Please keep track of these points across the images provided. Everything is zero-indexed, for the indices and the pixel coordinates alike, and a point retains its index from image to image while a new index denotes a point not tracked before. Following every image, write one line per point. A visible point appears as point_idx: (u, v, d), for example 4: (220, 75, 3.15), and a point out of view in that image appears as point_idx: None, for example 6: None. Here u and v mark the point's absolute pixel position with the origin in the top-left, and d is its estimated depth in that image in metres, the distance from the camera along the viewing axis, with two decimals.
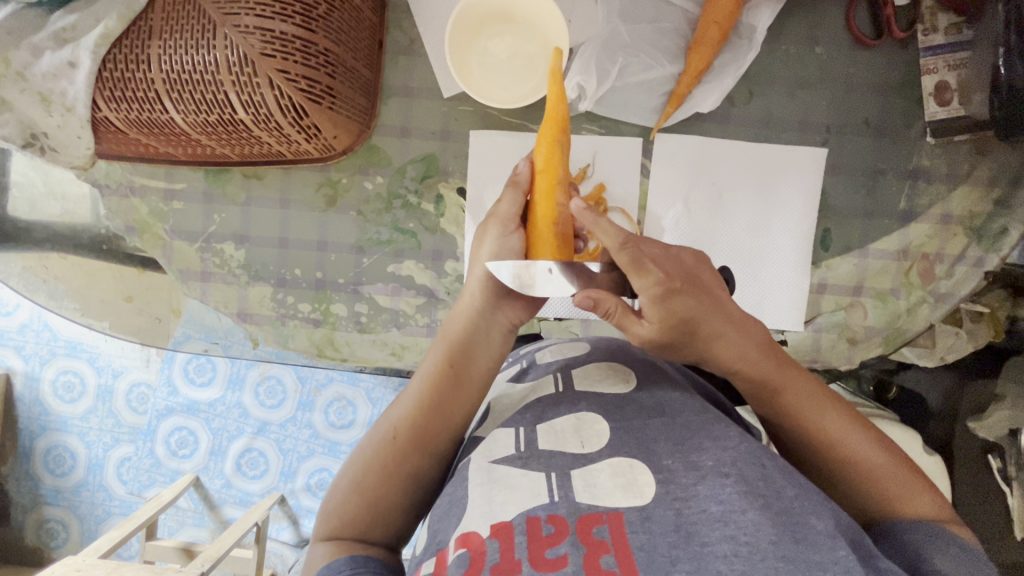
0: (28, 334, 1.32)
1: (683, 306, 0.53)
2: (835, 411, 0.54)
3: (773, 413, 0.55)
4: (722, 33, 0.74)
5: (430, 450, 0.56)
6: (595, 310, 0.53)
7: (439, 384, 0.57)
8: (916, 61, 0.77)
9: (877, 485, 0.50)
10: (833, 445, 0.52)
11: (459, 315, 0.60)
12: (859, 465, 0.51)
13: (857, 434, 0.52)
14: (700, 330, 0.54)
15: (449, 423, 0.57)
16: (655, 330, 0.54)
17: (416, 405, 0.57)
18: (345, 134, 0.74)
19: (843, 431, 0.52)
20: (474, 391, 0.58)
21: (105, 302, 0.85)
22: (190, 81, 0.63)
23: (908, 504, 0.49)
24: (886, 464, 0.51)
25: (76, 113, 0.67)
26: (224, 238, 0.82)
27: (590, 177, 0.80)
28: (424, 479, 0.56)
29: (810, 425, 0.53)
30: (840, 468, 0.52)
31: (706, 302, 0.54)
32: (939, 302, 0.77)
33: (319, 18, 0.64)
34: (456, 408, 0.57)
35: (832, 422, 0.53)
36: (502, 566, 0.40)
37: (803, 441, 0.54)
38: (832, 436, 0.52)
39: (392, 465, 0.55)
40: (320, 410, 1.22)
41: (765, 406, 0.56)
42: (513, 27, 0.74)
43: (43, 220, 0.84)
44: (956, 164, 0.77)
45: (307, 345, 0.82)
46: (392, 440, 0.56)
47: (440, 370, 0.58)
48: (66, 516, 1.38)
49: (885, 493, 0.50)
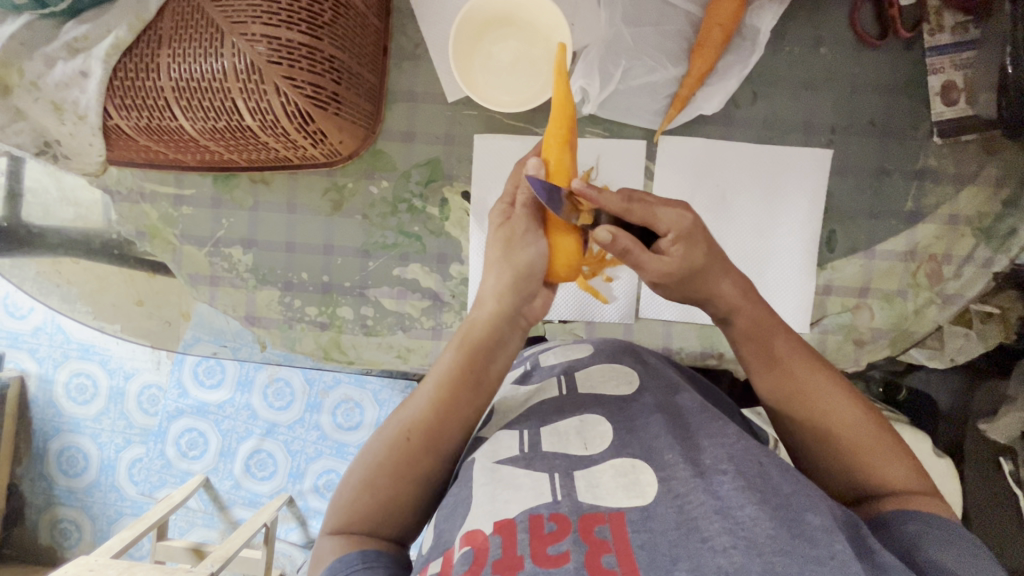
0: (42, 337, 1.34)
1: (696, 255, 0.55)
2: (819, 369, 0.53)
3: (757, 364, 0.55)
4: (725, 36, 0.73)
5: (442, 449, 0.56)
6: (611, 245, 0.54)
7: (455, 387, 0.56)
8: (922, 60, 0.77)
9: (853, 444, 0.51)
10: (818, 401, 0.52)
11: (478, 320, 0.59)
12: (836, 424, 0.51)
13: (839, 394, 0.52)
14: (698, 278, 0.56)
15: (461, 421, 0.57)
16: (670, 266, 0.55)
17: (433, 408, 0.56)
18: (350, 138, 0.75)
19: (825, 389, 0.52)
20: (489, 393, 0.58)
21: (116, 306, 0.86)
22: (198, 88, 0.64)
23: (881, 469, 0.50)
24: (864, 427, 0.51)
25: (88, 121, 0.68)
26: (233, 242, 0.83)
27: (594, 180, 0.80)
28: (436, 474, 0.56)
29: (792, 379, 0.53)
30: (819, 429, 0.52)
31: (715, 251, 0.57)
32: (947, 303, 0.77)
33: (325, 25, 0.64)
34: (471, 406, 0.57)
35: (814, 380, 0.53)
36: (504, 562, 0.41)
37: (780, 395, 0.54)
38: (814, 393, 0.52)
39: (405, 466, 0.54)
40: (327, 412, 1.24)
41: (754, 354, 0.56)
42: (516, 32, 0.75)
43: (57, 225, 0.85)
44: (964, 164, 0.77)
45: (314, 348, 0.83)
46: (407, 442, 0.55)
47: (458, 373, 0.57)
48: (79, 517, 1.40)
49: (861, 454, 0.50)
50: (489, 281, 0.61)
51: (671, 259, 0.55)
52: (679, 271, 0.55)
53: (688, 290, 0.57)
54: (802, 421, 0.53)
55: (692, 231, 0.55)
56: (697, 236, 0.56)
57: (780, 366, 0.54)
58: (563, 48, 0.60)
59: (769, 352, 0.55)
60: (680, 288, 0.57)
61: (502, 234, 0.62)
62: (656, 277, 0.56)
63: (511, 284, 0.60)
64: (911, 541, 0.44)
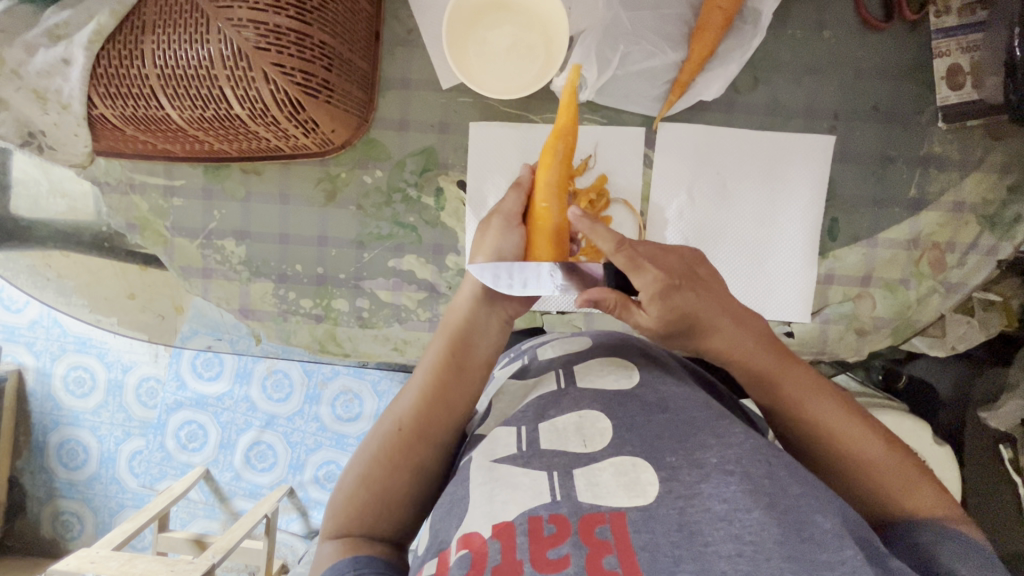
0: (38, 330, 1.33)
1: (683, 301, 0.54)
2: (836, 405, 0.53)
3: (771, 402, 0.55)
4: (726, 19, 0.72)
5: (435, 438, 0.57)
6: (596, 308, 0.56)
7: (442, 373, 0.59)
8: (928, 43, 0.75)
9: (875, 475, 0.50)
10: (832, 434, 0.52)
11: (457, 309, 0.63)
12: (857, 456, 0.51)
13: (854, 424, 0.52)
14: (694, 327, 0.55)
15: (451, 408, 0.58)
16: (655, 321, 0.55)
17: (421, 396, 0.58)
18: (343, 127, 0.73)
19: (845, 427, 0.52)
20: (476, 378, 0.60)
21: (109, 299, 0.85)
22: (184, 76, 0.62)
23: (910, 501, 0.49)
24: (874, 451, 0.51)
25: (72, 111, 0.67)
26: (225, 235, 0.81)
27: (591, 169, 0.79)
28: (432, 462, 0.57)
29: (809, 422, 0.53)
30: (842, 456, 0.51)
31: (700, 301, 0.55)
32: (950, 292, 0.76)
33: (314, 10, 0.63)
34: (459, 391, 0.59)
35: (834, 418, 0.52)
36: (503, 567, 0.40)
37: (786, 417, 0.54)
38: (830, 428, 0.52)
39: (398, 457, 0.55)
40: (326, 404, 1.23)
41: (764, 394, 0.55)
42: (512, 17, 0.73)
43: (46, 218, 0.84)
44: (969, 149, 0.75)
45: (309, 341, 0.82)
46: (398, 431, 0.57)
47: (442, 359, 0.60)
48: (80, 509, 1.40)
49: (886, 486, 0.50)
50: (469, 278, 0.64)
51: (651, 317, 0.55)
52: (665, 326, 0.55)
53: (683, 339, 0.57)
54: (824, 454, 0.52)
55: (672, 284, 0.54)
56: (673, 290, 0.54)
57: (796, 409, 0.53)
58: (573, 70, 0.66)
59: (780, 398, 0.54)
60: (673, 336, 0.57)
61: (484, 226, 0.71)
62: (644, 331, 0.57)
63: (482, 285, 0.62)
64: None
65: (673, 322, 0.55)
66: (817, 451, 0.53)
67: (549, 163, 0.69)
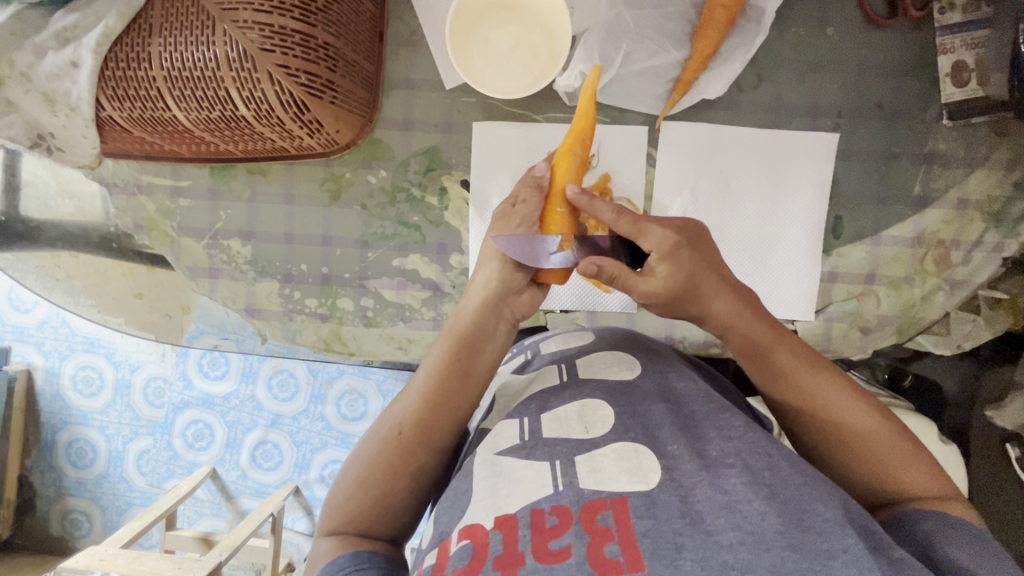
0: (47, 331, 1.35)
1: (684, 263, 0.55)
2: (830, 377, 0.53)
3: (763, 376, 0.56)
4: (729, 17, 0.72)
5: (435, 442, 0.57)
6: (598, 276, 0.55)
7: (445, 378, 0.58)
8: (932, 41, 0.74)
9: (871, 450, 0.50)
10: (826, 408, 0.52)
11: (466, 310, 0.62)
12: (852, 431, 0.51)
13: (850, 397, 0.52)
14: (689, 299, 0.57)
15: (453, 414, 0.58)
16: (662, 283, 0.56)
17: (423, 400, 0.58)
18: (347, 127, 0.73)
19: (840, 400, 0.52)
20: (478, 383, 0.60)
21: (117, 298, 0.86)
22: (190, 78, 0.63)
23: (905, 476, 0.49)
24: (869, 425, 0.51)
25: (80, 113, 0.68)
26: (231, 234, 0.82)
27: (595, 168, 0.79)
28: (431, 466, 0.57)
29: (802, 393, 0.53)
30: (837, 430, 0.52)
31: (700, 265, 0.56)
32: (954, 290, 0.76)
33: (319, 10, 0.63)
34: (461, 398, 0.59)
35: (828, 390, 0.53)
36: (504, 558, 0.40)
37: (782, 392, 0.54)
38: (823, 401, 0.52)
39: (398, 462, 0.55)
40: (332, 403, 1.24)
41: (759, 369, 0.56)
42: (514, 16, 0.73)
43: (55, 219, 0.84)
44: (974, 146, 0.75)
45: (315, 340, 0.83)
46: (398, 435, 0.56)
47: (447, 363, 0.59)
48: (89, 507, 1.41)
49: (882, 460, 0.50)
50: (483, 274, 0.64)
51: (659, 281, 0.55)
52: (668, 290, 0.56)
53: (677, 308, 0.58)
54: (819, 429, 0.53)
55: (677, 249, 0.56)
56: (681, 248, 0.56)
57: (788, 379, 0.54)
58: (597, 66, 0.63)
59: (773, 372, 0.55)
60: (670, 304, 0.57)
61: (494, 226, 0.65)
62: (644, 297, 0.57)
63: (497, 286, 0.63)
64: (926, 542, 0.45)
65: (679, 288, 0.56)
66: (813, 425, 0.53)
67: (569, 165, 0.64)
